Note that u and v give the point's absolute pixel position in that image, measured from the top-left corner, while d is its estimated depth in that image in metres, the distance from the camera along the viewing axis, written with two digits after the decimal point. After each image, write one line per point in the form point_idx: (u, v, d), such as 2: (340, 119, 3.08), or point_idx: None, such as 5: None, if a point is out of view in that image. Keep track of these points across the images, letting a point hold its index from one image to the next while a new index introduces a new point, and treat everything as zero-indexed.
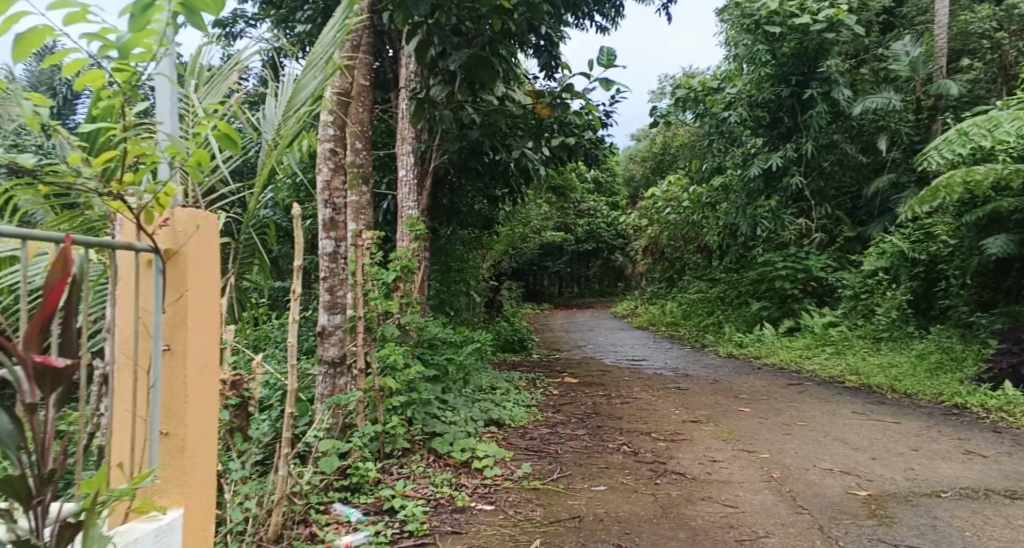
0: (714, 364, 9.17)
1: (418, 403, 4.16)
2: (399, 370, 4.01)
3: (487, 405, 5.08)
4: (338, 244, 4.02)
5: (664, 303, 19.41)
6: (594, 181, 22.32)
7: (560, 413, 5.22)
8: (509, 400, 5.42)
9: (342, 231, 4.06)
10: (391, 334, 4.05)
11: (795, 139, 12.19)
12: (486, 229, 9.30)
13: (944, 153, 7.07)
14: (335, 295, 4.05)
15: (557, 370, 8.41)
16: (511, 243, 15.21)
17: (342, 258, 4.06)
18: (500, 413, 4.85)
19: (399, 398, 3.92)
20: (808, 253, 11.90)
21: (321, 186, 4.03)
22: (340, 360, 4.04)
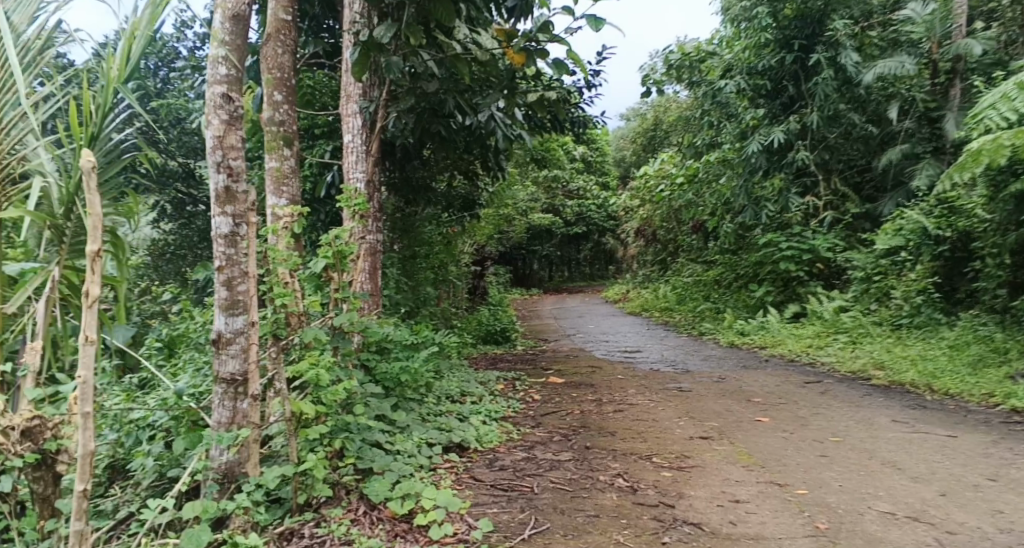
0: (715, 356, 8.31)
1: (352, 430, 3.42)
2: (326, 389, 3.20)
3: (448, 420, 4.16)
4: (235, 223, 3.31)
5: (658, 287, 18.57)
6: (583, 160, 21.44)
7: (540, 427, 4.32)
8: (478, 412, 4.52)
9: (240, 205, 3.40)
10: (314, 340, 3.30)
11: (800, 109, 11.31)
12: (465, 211, 8.34)
13: (1001, 112, 6.24)
14: (235, 290, 3.37)
15: (542, 366, 7.50)
16: (495, 226, 14.32)
17: (239, 239, 3.36)
18: (463, 433, 3.92)
19: (320, 428, 3.13)
20: (814, 233, 10.98)
21: (212, 144, 3.35)
22: (242, 376, 3.38)
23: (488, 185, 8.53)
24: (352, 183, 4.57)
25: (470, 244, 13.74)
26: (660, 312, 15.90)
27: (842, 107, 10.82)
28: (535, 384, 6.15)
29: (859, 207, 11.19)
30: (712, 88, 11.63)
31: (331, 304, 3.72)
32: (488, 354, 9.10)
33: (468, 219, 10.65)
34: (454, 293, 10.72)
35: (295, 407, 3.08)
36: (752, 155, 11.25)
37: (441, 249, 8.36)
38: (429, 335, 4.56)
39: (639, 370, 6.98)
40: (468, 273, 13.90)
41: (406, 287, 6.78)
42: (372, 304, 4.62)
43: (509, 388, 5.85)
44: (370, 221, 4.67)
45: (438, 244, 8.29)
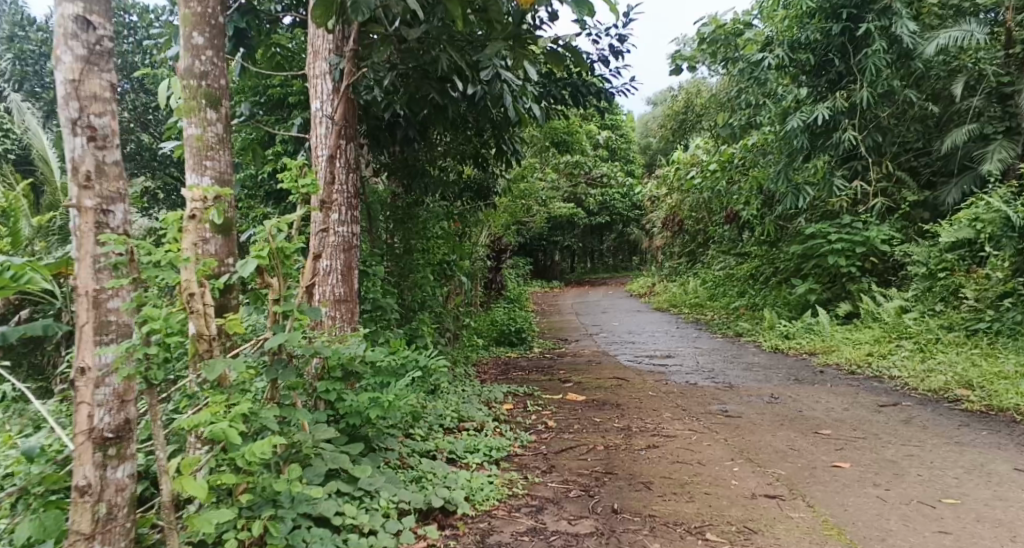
0: (759, 365, 7.31)
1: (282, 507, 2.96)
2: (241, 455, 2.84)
3: (424, 475, 3.44)
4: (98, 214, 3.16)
5: (686, 281, 17.64)
6: (607, 146, 20.47)
7: (547, 480, 3.49)
8: (467, 453, 3.75)
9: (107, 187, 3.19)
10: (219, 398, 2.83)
11: (847, 86, 10.20)
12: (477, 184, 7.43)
13: None
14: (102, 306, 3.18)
15: (561, 376, 6.54)
16: (514, 217, 13.40)
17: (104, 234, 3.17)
18: (440, 491, 3.33)
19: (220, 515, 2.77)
20: (865, 224, 9.87)
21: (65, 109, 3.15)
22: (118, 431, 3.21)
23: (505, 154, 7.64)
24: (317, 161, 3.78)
25: (486, 235, 12.83)
26: (690, 308, 14.87)
27: (898, 84, 9.77)
28: (551, 403, 5.23)
29: (915, 194, 10.06)
30: (749, 63, 10.56)
31: (269, 319, 2.99)
32: (499, 360, 8.16)
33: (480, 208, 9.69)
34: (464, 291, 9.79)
35: (183, 489, 2.75)
36: (793, 134, 10.17)
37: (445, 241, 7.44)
38: (413, 357, 3.65)
39: (675, 383, 6.03)
40: (484, 267, 12.99)
41: (401, 284, 5.89)
42: (342, 312, 3.91)
43: (517, 410, 4.95)
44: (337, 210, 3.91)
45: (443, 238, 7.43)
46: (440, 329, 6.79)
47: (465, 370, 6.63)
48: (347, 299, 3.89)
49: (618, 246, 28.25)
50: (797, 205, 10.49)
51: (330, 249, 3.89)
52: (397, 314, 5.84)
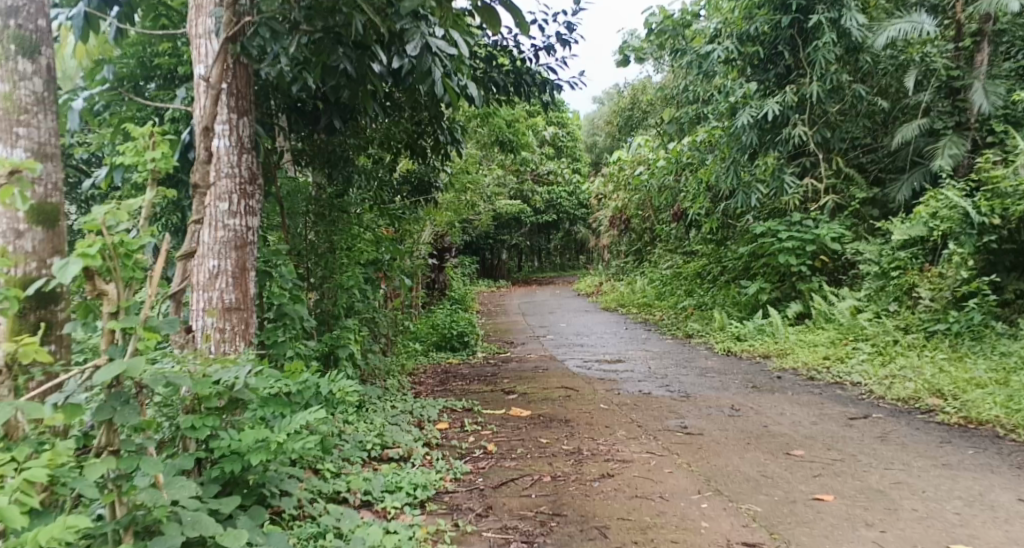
0: (712, 371, 6.86)
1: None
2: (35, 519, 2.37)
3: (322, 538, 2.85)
4: None
5: (633, 280, 17.29)
6: (552, 143, 20.04)
7: (481, 530, 2.95)
8: (382, 498, 3.22)
9: None
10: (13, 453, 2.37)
11: (796, 80, 9.89)
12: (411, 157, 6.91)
13: None
14: None
15: (500, 387, 5.97)
16: (456, 215, 12.79)
17: None
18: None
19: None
20: (816, 221, 9.54)
21: None
22: None
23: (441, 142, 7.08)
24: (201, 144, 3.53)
25: (427, 234, 12.21)
26: (637, 309, 14.48)
27: (847, 77, 9.50)
28: (490, 420, 4.66)
29: (865, 191, 9.70)
30: (698, 55, 10.14)
31: (105, 338, 2.57)
32: (435, 369, 7.53)
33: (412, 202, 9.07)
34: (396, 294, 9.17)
35: None
36: (742, 129, 9.80)
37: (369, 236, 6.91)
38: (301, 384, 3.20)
39: (626, 394, 5.51)
40: (424, 268, 12.36)
41: (319, 286, 5.21)
42: (237, 316, 3.59)
43: (452, 429, 4.37)
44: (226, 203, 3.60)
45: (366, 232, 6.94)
46: (367, 335, 6.15)
47: (394, 381, 6.01)
48: (237, 306, 3.56)
49: (564, 245, 27.89)
50: (746, 202, 10.14)
51: (216, 251, 3.55)
52: (311, 318, 5.18)
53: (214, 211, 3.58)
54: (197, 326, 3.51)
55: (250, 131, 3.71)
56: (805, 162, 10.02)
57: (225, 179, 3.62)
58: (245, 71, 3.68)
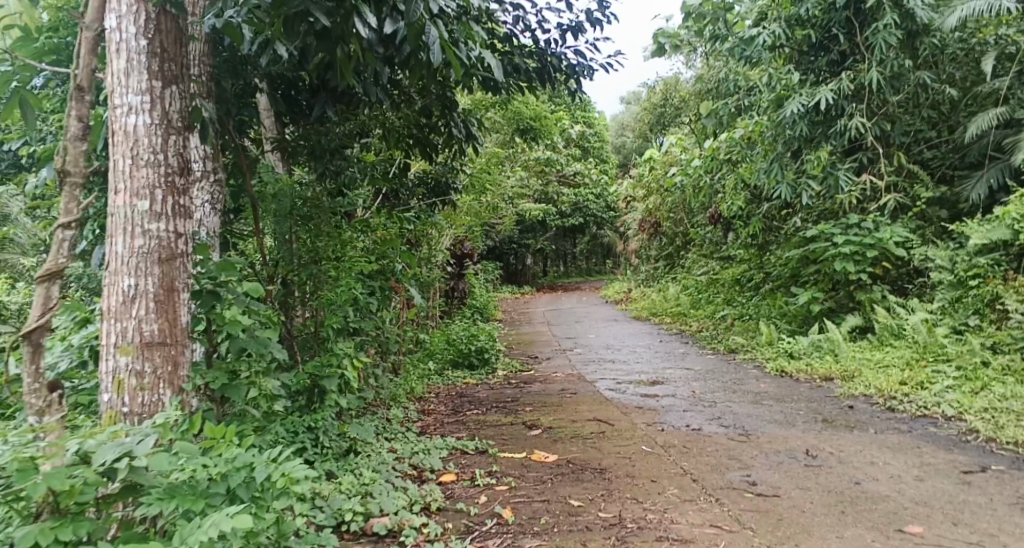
0: (767, 396, 5.97)
1: None
2: None
3: None
4: None
5: (666, 287, 16.41)
6: (579, 143, 19.19)
7: None
8: None
9: None
10: None
11: (852, 67, 8.92)
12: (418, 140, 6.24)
13: None
14: None
15: (521, 418, 5.15)
16: (477, 218, 11.96)
17: None
18: None
19: None
20: (875, 223, 8.57)
21: None
22: None
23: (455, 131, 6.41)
24: (113, 132, 3.12)
25: (445, 239, 11.37)
26: (672, 317, 13.54)
27: (911, 62, 8.50)
28: (507, 468, 3.83)
29: (931, 190, 8.70)
30: (742, 41, 9.17)
31: None
32: (446, 394, 6.67)
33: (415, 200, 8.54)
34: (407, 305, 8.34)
35: None
36: (792, 121, 8.87)
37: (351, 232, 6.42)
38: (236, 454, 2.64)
39: (673, 430, 4.63)
40: (443, 275, 11.54)
41: (296, 301, 4.35)
42: (164, 350, 3.11)
43: (459, 484, 3.56)
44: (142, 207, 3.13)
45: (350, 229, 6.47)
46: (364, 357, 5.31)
47: (395, 413, 5.18)
48: (161, 340, 3.10)
49: (591, 249, 27.08)
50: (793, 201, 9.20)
51: (135, 268, 3.10)
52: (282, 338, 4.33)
53: (132, 213, 3.13)
54: (110, 369, 3.07)
55: (180, 106, 3.25)
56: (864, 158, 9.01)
57: (148, 168, 3.15)
58: (172, 24, 3.22)
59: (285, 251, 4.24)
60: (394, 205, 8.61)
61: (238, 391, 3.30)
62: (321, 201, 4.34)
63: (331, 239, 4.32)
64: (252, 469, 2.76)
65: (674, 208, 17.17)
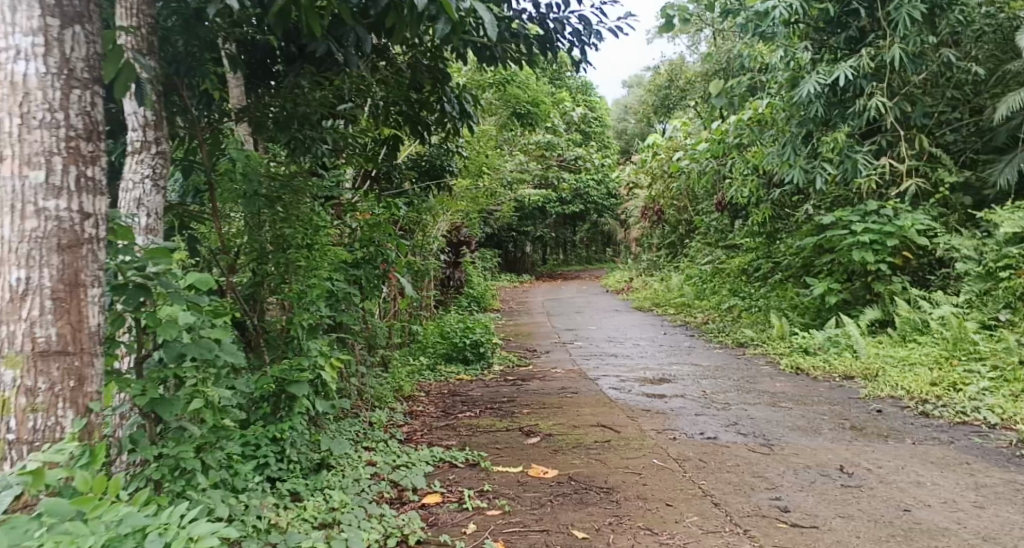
0: (786, 398, 5.51)
1: None
2: None
3: None
4: None
5: (669, 275, 15.97)
6: (581, 127, 18.73)
7: None
8: None
9: None
10: None
11: (872, 45, 8.44)
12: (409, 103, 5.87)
13: None
14: None
15: (517, 421, 4.71)
16: (474, 204, 11.49)
17: None
18: None
19: None
20: (895, 210, 8.10)
21: None
22: None
23: (449, 107, 5.96)
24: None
25: (441, 225, 10.91)
26: (675, 308, 13.08)
27: (934, 39, 8.08)
28: (501, 487, 3.38)
29: (955, 175, 8.21)
30: (756, 15, 8.68)
31: None
32: (438, 392, 6.23)
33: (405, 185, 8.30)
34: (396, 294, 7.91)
35: None
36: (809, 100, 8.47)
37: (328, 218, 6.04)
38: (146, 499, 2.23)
39: (687, 438, 4.17)
40: (438, 263, 11.09)
41: (264, 293, 3.89)
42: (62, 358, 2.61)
43: (444, 509, 3.13)
44: (34, 178, 2.59)
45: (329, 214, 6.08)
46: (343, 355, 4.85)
47: (378, 417, 4.72)
48: (59, 349, 2.59)
49: (591, 236, 26.67)
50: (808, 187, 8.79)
51: (26, 258, 2.57)
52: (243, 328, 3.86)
53: (24, 187, 2.59)
54: None
55: (86, 52, 2.71)
56: (881, 141, 8.51)
57: (41, 130, 2.61)
58: None
59: (252, 234, 3.78)
60: (387, 187, 8.23)
61: (177, 404, 2.80)
62: (294, 180, 3.88)
63: (303, 225, 3.86)
64: (143, 538, 2.28)
65: (677, 195, 16.68)
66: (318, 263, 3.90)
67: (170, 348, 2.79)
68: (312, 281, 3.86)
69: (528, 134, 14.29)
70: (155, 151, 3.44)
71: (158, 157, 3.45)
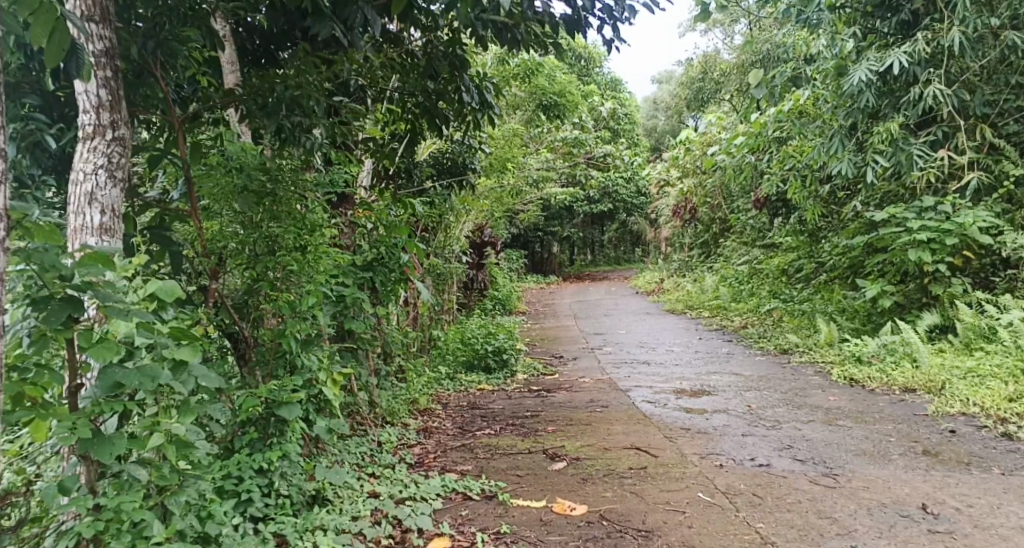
0: (845, 414, 5.01)
1: None
2: None
3: None
4: None
5: (703, 276, 15.41)
6: (611, 124, 18.26)
7: None
8: None
9: None
10: None
11: (927, 28, 7.87)
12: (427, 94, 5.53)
13: None
14: None
15: (538, 441, 4.27)
16: (499, 203, 11.05)
17: None
18: None
19: None
20: (954, 207, 7.51)
21: None
22: None
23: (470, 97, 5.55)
24: None
25: (465, 225, 10.49)
26: (710, 311, 12.50)
27: (996, 21, 7.48)
28: (522, 528, 2.99)
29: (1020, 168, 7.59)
30: None
31: None
32: (457, 405, 5.79)
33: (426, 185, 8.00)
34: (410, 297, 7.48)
35: None
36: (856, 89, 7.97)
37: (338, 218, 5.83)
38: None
39: (736, 466, 3.68)
40: (461, 265, 10.67)
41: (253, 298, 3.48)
42: None
43: None
44: None
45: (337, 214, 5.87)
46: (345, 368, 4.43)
47: (387, 438, 4.30)
48: None
49: (620, 236, 26.16)
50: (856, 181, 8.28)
51: None
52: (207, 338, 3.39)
53: None
54: None
55: None
56: (934, 132, 7.94)
57: None
58: None
59: (245, 231, 3.37)
60: (408, 188, 7.93)
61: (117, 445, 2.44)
62: (285, 173, 3.46)
63: (293, 222, 3.43)
64: None
65: (711, 193, 16.07)
66: (312, 268, 3.48)
67: (107, 376, 2.42)
68: (305, 287, 3.44)
69: (557, 131, 13.81)
70: (111, 137, 2.94)
71: (114, 145, 2.96)
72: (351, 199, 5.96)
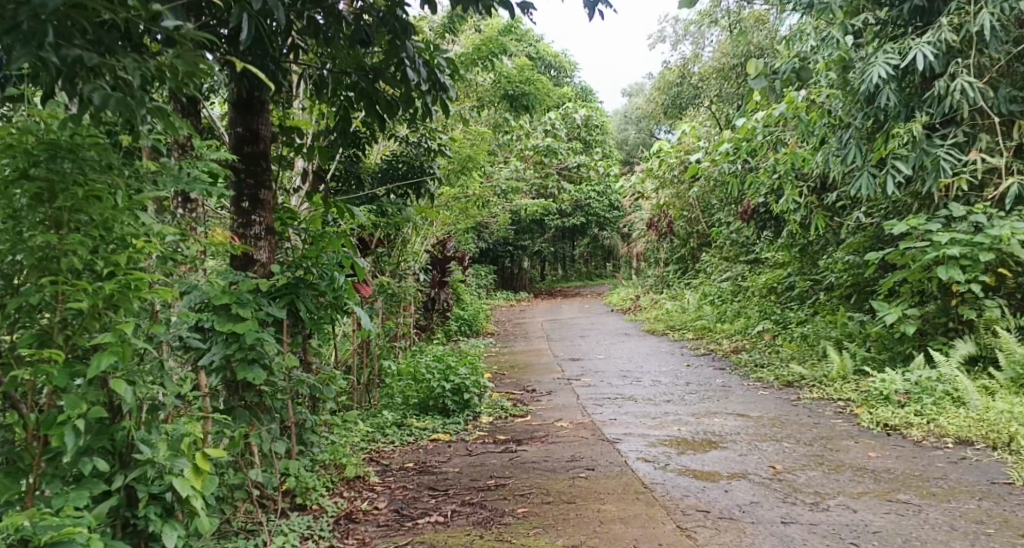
0: (900, 483, 3.89)
1: None
2: None
3: None
4: None
5: (684, 293, 14.38)
6: (584, 133, 17.24)
7: None
8: None
9: None
10: None
11: (953, 13, 6.98)
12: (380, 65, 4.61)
13: None
14: None
15: (502, 539, 3.26)
16: (461, 215, 9.89)
17: None
18: None
19: None
20: (987, 216, 6.48)
21: None
22: None
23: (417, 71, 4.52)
24: None
25: (423, 239, 9.29)
26: (694, 332, 11.32)
27: None
28: None
29: None
30: None
31: None
32: (398, 470, 4.54)
33: (375, 191, 6.83)
34: (347, 323, 6.24)
35: None
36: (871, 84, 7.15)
37: (247, 231, 4.83)
38: None
39: None
40: (419, 282, 9.46)
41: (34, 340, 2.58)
42: None
43: None
44: None
45: (248, 224, 4.83)
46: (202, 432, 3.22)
47: (281, 542, 3.28)
48: None
49: (591, 251, 25.14)
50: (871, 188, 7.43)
51: None
52: None
53: None
54: None
55: None
56: (957, 134, 7.09)
57: None
58: None
59: (22, 243, 2.55)
60: (355, 195, 6.81)
61: None
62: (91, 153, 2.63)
63: (91, 234, 2.64)
64: None
65: (689, 205, 15.00)
66: (118, 302, 2.66)
67: None
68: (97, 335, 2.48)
69: (526, 137, 12.70)
70: None
71: None
72: (268, 204, 4.91)
